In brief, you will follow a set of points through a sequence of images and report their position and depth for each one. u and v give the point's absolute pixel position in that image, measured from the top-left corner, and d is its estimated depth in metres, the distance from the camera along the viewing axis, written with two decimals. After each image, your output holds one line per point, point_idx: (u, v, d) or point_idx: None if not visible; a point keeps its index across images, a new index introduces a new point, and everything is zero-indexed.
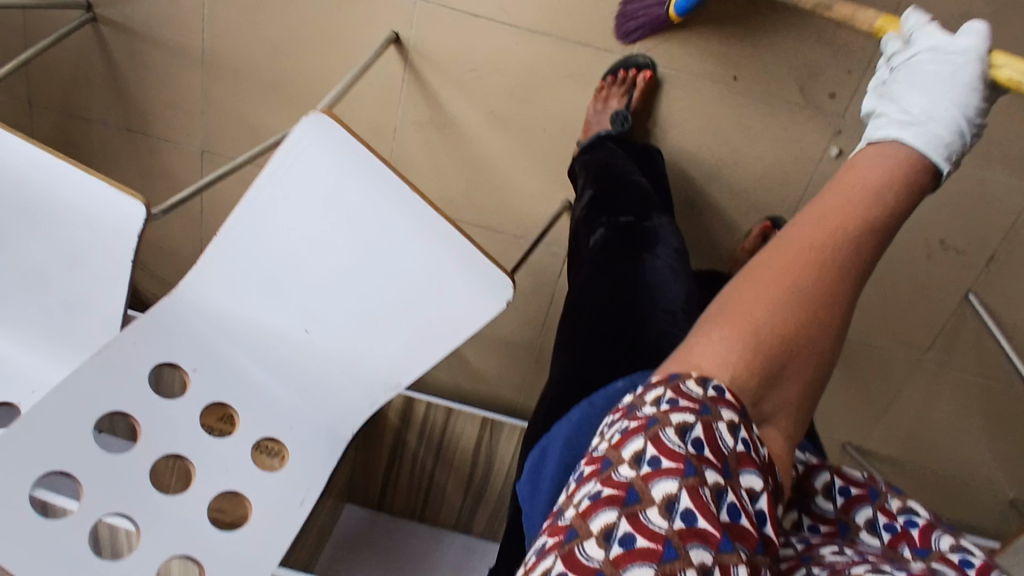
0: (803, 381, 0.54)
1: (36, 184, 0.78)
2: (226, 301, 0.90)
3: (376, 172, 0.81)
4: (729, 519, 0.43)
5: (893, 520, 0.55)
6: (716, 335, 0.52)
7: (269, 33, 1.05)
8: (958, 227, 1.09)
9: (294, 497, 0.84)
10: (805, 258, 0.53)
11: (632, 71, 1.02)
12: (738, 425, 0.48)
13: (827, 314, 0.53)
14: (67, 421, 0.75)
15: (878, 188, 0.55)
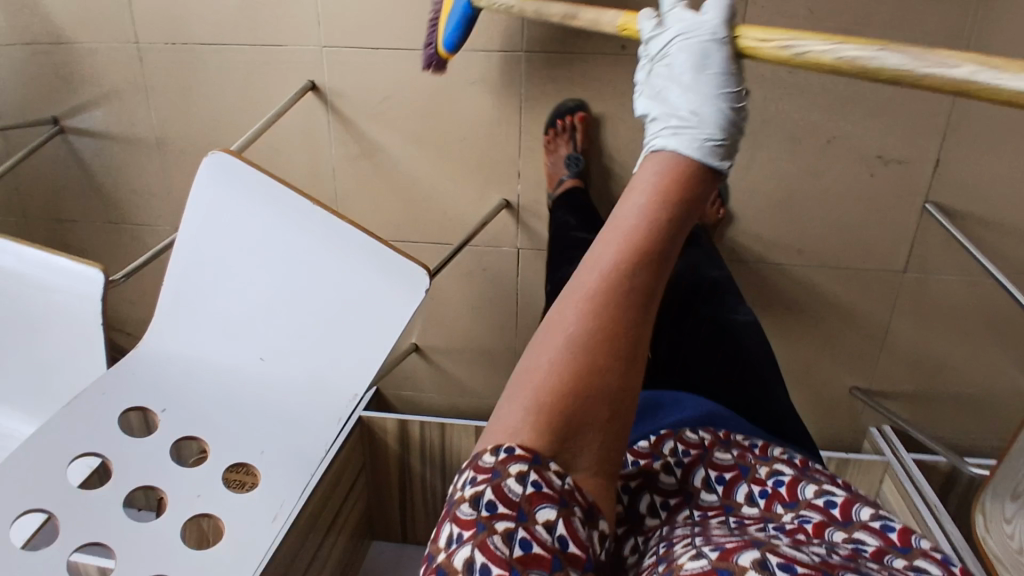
0: (614, 422, 0.47)
1: (27, 276, 0.98)
2: (182, 347, 0.98)
3: (277, 197, 0.91)
4: (522, 552, 0.41)
5: (764, 485, 0.57)
6: (507, 403, 0.47)
7: (203, 105, 1.17)
8: (891, 138, 1.06)
9: (267, 514, 0.86)
10: (582, 300, 0.48)
11: (567, 117, 1.08)
12: (537, 470, 0.44)
13: (618, 351, 0.47)
14: (45, 465, 0.83)
15: (648, 211, 0.50)
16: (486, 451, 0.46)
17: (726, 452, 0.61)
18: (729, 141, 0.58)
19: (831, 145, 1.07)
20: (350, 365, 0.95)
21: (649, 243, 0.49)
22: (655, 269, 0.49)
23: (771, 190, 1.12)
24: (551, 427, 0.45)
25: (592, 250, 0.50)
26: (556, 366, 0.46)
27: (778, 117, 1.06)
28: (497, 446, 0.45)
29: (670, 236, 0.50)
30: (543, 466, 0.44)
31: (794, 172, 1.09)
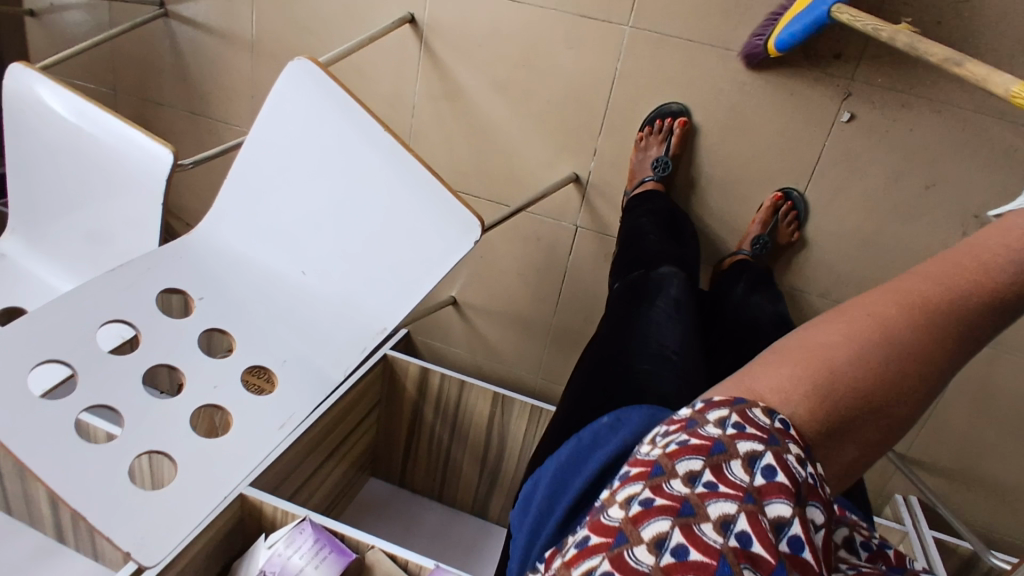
0: (872, 443, 0.50)
1: (101, 141, 1.01)
2: (234, 242, 1.00)
3: (354, 111, 0.89)
4: (789, 550, 0.41)
5: (867, 539, 0.49)
6: (790, 365, 0.51)
7: (305, 16, 1.18)
8: (994, 199, 1.00)
9: (276, 422, 0.88)
10: (904, 306, 0.51)
11: (668, 119, 1.07)
12: (806, 460, 0.46)
13: (912, 381, 0.49)
14: (77, 322, 0.84)
15: (1009, 255, 0.51)
16: (757, 408, 0.48)
17: None
18: None
19: (928, 192, 1.02)
20: (385, 302, 0.94)
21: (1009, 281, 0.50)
22: (995, 310, 0.50)
23: (854, 221, 1.07)
24: (824, 413, 0.48)
25: (925, 270, 0.53)
26: (863, 359, 0.49)
27: (879, 150, 1.02)
28: (775, 412, 0.47)
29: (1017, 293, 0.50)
30: (811, 461, 0.47)
31: (883, 211, 1.05)
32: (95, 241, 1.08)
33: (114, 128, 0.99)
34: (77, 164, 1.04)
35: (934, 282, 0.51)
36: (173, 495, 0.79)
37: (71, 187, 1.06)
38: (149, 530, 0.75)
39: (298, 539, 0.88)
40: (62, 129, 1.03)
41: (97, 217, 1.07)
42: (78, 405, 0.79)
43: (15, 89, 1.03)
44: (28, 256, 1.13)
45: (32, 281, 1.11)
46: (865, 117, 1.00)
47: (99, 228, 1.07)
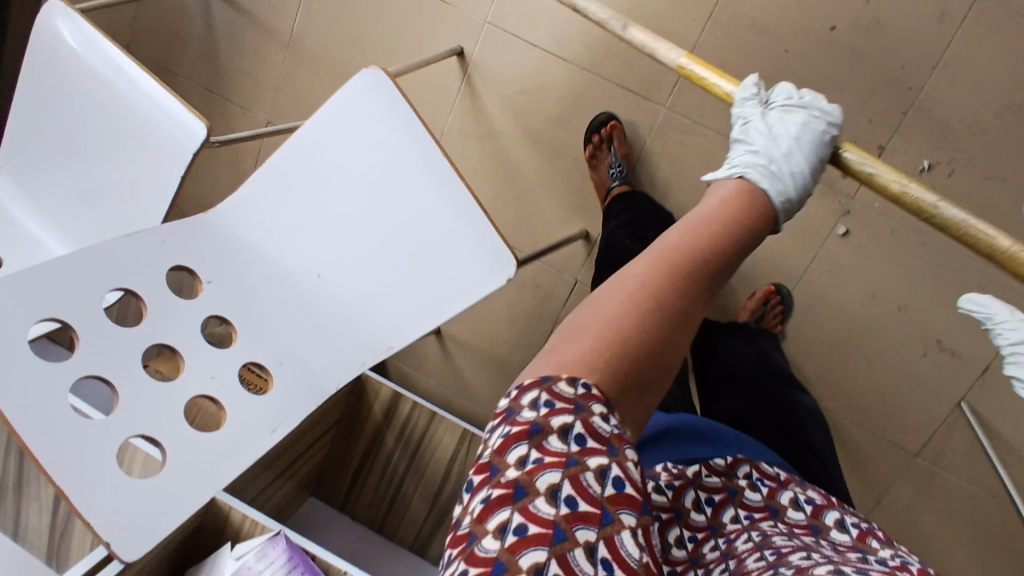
0: (657, 391, 0.57)
1: (128, 103, 0.96)
2: (250, 228, 0.96)
3: (415, 128, 0.90)
4: (614, 492, 0.47)
5: (856, 521, 0.71)
6: (591, 335, 0.54)
7: (353, 29, 1.20)
8: (954, 330, 1.10)
9: (268, 424, 0.85)
10: (662, 271, 0.59)
11: (603, 129, 1.12)
12: (610, 414, 0.51)
13: (679, 334, 0.58)
14: (80, 286, 0.79)
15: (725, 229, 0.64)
16: (560, 380, 0.51)
17: (814, 496, 0.75)
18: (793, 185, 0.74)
19: (900, 313, 1.11)
20: (400, 320, 0.93)
21: (721, 252, 0.63)
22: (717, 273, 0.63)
23: (831, 327, 1.14)
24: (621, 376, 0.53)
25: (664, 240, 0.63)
26: (642, 321, 0.56)
27: (864, 267, 1.11)
28: (578, 380, 0.50)
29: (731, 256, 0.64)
30: (611, 413, 0.51)
31: (859, 323, 1.12)
32: (96, 211, 1.03)
33: (144, 91, 0.94)
34: (93, 122, 0.99)
35: (679, 249, 0.61)
36: (158, 485, 0.75)
37: (82, 146, 1.01)
38: (132, 517, 0.71)
39: (270, 553, 0.83)
40: (85, 82, 0.97)
41: (102, 186, 1.02)
42: (76, 372, 0.75)
43: (40, 30, 0.97)
44: (20, 217, 1.08)
45: (19, 243, 1.06)
46: (858, 235, 1.10)
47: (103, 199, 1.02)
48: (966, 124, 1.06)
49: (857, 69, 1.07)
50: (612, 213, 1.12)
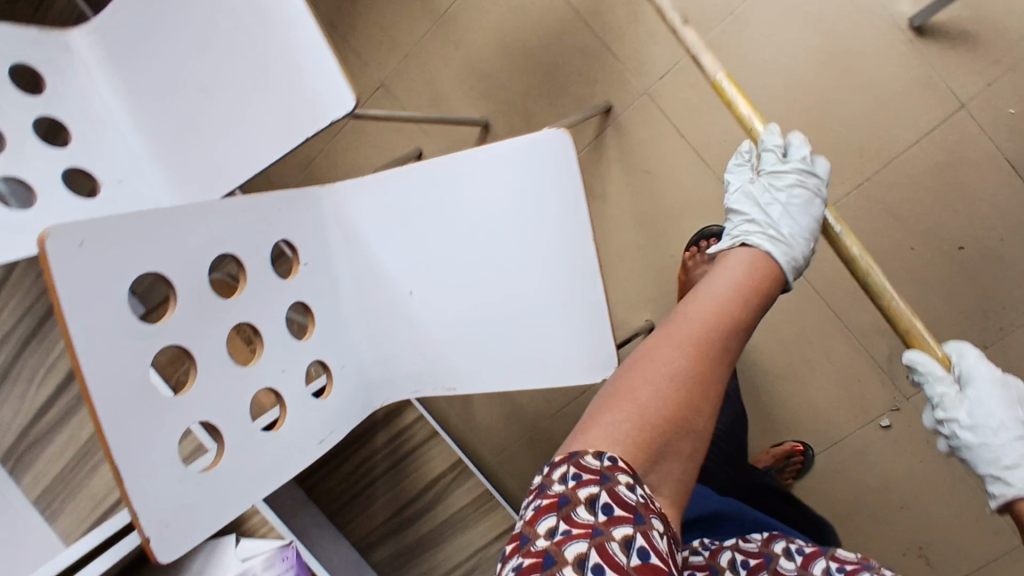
0: (691, 459, 0.62)
1: (270, 32, 0.82)
2: (361, 215, 0.89)
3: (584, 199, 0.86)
4: (639, 562, 0.50)
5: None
6: (614, 411, 0.60)
7: (509, 38, 1.15)
8: (939, 546, 1.15)
9: (317, 434, 0.83)
10: (679, 340, 0.64)
11: (711, 240, 1.07)
12: (637, 486, 0.55)
13: (699, 400, 0.62)
14: (192, 243, 0.71)
15: (741, 298, 0.69)
16: (586, 455, 0.57)
17: (849, 556, 0.70)
18: (800, 257, 0.80)
19: (902, 512, 1.16)
20: (474, 369, 0.92)
21: (739, 322, 0.68)
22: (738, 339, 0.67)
23: (835, 497, 1.20)
24: (645, 448, 0.58)
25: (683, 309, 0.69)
26: (662, 393, 0.61)
27: (890, 460, 1.16)
28: (602, 454, 0.56)
29: (749, 326, 0.69)
30: (640, 485, 0.55)
31: (861, 503, 1.19)
32: (192, 127, 0.93)
33: (295, 26, 0.80)
34: (218, 34, 0.85)
35: (699, 318, 0.66)
36: (205, 483, 0.70)
37: (197, 54, 0.88)
38: (176, 515, 0.67)
39: (277, 565, 0.80)
40: None
41: (213, 108, 0.90)
42: (160, 339, 0.68)
43: None
44: (106, 103, 0.95)
45: (94, 134, 0.94)
46: (897, 431, 1.14)
47: (211, 121, 0.91)
48: None
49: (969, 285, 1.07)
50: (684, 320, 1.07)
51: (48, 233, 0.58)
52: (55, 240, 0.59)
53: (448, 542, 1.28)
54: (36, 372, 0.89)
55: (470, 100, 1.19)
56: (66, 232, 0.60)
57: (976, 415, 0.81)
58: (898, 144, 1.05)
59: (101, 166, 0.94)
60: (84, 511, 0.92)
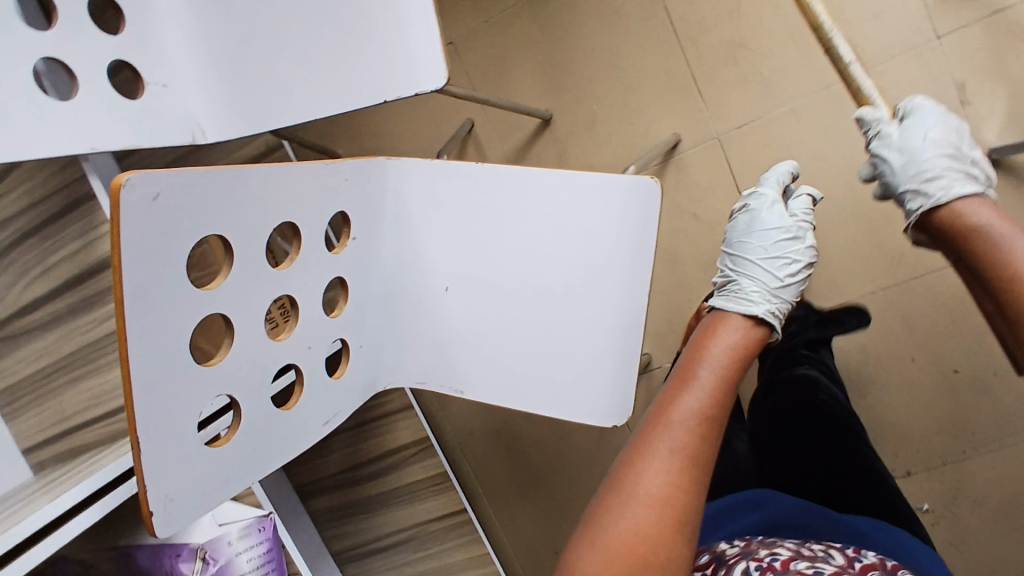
0: None
1: None
2: (415, 200, 0.86)
3: (643, 256, 0.83)
4: None
5: (760, 562, 0.63)
6: (573, 561, 0.58)
7: (598, 42, 1.11)
8: None
9: (323, 415, 0.80)
10: (630, 464, 0.62)
11: None
12: None
13: (659, 519, 0.57)
14: (257, 204, 0.65)
15: (693, 391, 0.65)
16: None
17: (735, 546, 0.69)
18: (761, 291, 0.76)
19: None
20: (486, 381, 0.91)
21: (693, 416, 0.63)
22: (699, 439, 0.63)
23: None
24: None
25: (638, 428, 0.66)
26: (619, 528, 0.58)
27: None
28: None
29: (710, 422, 0.64)
30: None
31: None
32: (255, 44, 0.83)
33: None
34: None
35: (648, 430, 0.64)
36: (211, 461, 0.65)
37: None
38: (180, 491, 0.63)
39: (252, 537, 0.77)
40: None
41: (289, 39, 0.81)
42: (207, 306, 0.62)
43: None
44: None
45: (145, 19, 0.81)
46: None
47: (278, 51, 0.82)
48: (999, 508, 1.12)
49: (955, 408, 1.12)
50: None
51: (126, 181, 0.51)
52: (130, 192, 0.52)
53: (388, 509, 1.30)
54: (26, 271, 0.81)
55: (538, 91, 1.15)
56: (142, 183, 0.53)
57: (916, 148, 0.79)
58: (934, 261, 1.08)
59: (146, 62, 0.82)
60: (46, 422, 0.87)
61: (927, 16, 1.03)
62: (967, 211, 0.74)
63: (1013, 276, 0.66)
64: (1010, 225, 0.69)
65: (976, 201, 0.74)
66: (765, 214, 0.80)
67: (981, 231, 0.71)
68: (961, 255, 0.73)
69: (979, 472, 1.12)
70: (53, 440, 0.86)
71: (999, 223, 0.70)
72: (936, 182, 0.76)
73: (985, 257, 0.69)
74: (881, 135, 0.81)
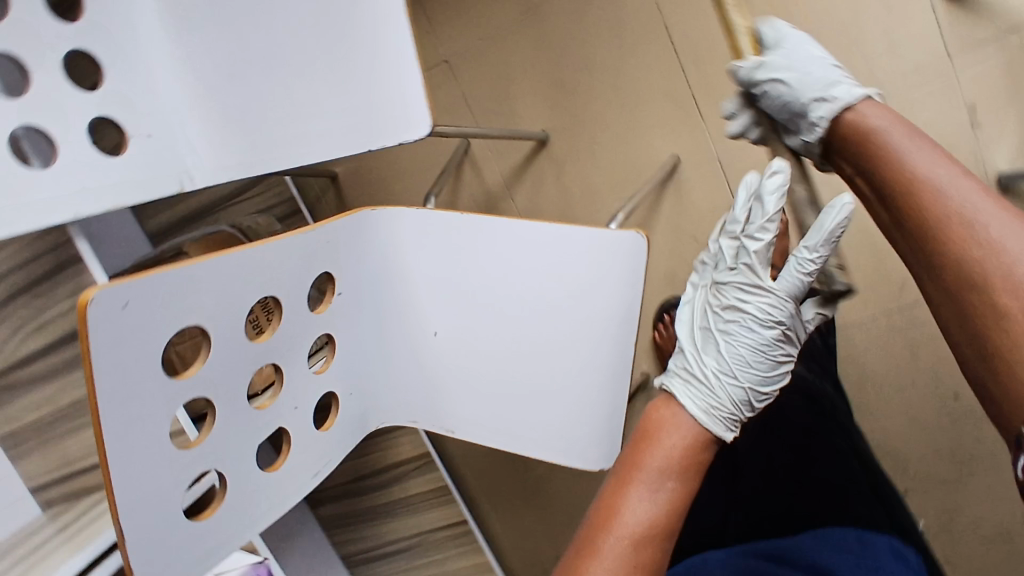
0: None
1: (367, 38, 0.75)
2: (404, 251, 0.85)
3: (630, 307, 0.82)
4: None
5: None
6: None
7: (598, 57, 1.07)
8: None
9: (312, 466, 0.81)
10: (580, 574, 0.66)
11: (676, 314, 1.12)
12: None
13: None
14: (237, 284, 0.65)
15: (645, 498, 0.68)
16: None
17: None
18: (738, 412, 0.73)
19: None
20: (476, 423, 0.91)
21: (642, 527, 0.67)
22: (645, 548, 0.66)
23: None
24: None
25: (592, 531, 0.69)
26: None
27: None
28: None
29: (659, 531, 0.67)
30: None
31: None
32: (246, 96, 0.83)
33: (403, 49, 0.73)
34: (305, 17, 0.77)
35: (599, 540, 0.67)
36: (198, 536, 0.67)
37: (274, 32, 0.79)
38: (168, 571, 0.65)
39: None
40: None
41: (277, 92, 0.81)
42: (190, 390, 0.63)
43: None
44: (144, 36, 0.81)
45: (127, 71, 0.80)
46: None
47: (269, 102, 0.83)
48: (993, 530, 1.13)
49: (952, 431, 1.11)
50: None
51: (92, 298, 0.52)
52: (98, 308, 0.53)
53: (392, 518, 1.33)
54: (20, 325, 0.83)
55: (535, 109, 1.12)
56: (109, 295, 0.54)
57: (807, 66, 0.75)
58: None
59: (130, 116, 0.80)
60: (51, 463, 0.88)
61: (941, 37, 1.01)
62: (861, 114, 0.72)
63: (908, 180, 0.66)
64: (907, 126, 0.69)
65: (868, 105, 0.73)
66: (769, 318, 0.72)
67: (876, 133, 0.70)
68: (855, 156, 0.72)
69: (974, 495, 1.13)
70: (59, 480, 0.89)
71: (891, 124, 0.70)
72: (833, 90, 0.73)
73: (882, 162, 0.68)
74: (762, 65, 0.76)
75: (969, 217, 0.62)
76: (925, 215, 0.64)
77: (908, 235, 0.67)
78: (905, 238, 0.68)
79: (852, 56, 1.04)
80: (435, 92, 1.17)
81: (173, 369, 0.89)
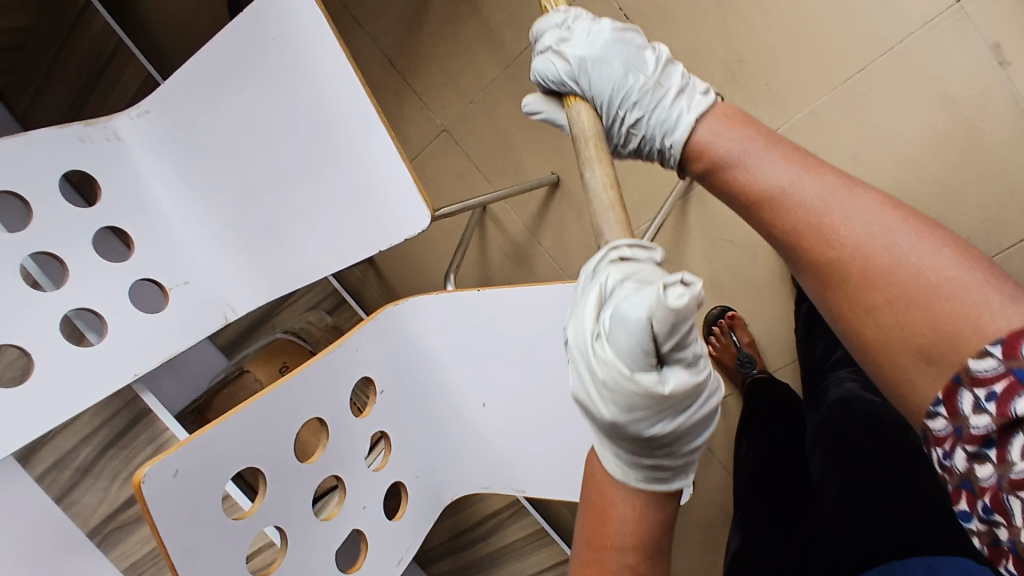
0: None
1: (351, 152, 0.80)
2: (435, 335, 0.89)
3: None
4: None
5: None
6: None
7: None
8: None
9: (395, 555, 0.85)
10: None
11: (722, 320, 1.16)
12: None
13: None
14: (278, 416, 0.71)
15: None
16: None
17: None
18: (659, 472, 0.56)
19: None
20: (543, 482, 0.91)
21: None
22: None
23: None
24: None
25: None
26: None
27: None
28: None
29: None
30: None
31: None
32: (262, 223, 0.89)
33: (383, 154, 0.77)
34: (296, 142, 0.83)
35: None
36: None
37: (273, 163, 0.85)
38: None
39: None
40: (316, 103, 0.80)
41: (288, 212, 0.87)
42: (254, 525, 0.69)
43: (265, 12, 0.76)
44: (160, 197, 0.89)
45: (155, 232, 0.88)
46: None
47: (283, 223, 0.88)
48: None
49: None
50: (751, 405, 1.06)
51: (143, 477, 0.58)
52: (149, 484, 0.59)
53: (498, 567, 1.34)
54: (116, 474, 0.92)
55: (539, 153, 1.14)
56: (158, 468, 0.60)
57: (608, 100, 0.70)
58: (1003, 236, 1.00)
59: (163, 271, 0.88)
60: None
61: None
62: (707, 139, 0.65)
63: (805, 226, 0.58)
64: (757, 143, 0.62)
65: (703, 127, 0.66)
66: (619, 394, 0.52)
67: (736, 160, 0.62)
68: (719, 191, 0.64)
69: None
70: None
71: (748, 145, 0.62)
72: (669, 81, 0.70)
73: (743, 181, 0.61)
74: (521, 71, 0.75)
75: (826, 228, 0.57)
76: (813, 248, 0.57)
77: (817, 278, 0.58)
78: (810, 285, 0.59)
79: (846, 26, 1.04)
80: (444, 160, 1.23)
81: (245, 492, 0.97)
